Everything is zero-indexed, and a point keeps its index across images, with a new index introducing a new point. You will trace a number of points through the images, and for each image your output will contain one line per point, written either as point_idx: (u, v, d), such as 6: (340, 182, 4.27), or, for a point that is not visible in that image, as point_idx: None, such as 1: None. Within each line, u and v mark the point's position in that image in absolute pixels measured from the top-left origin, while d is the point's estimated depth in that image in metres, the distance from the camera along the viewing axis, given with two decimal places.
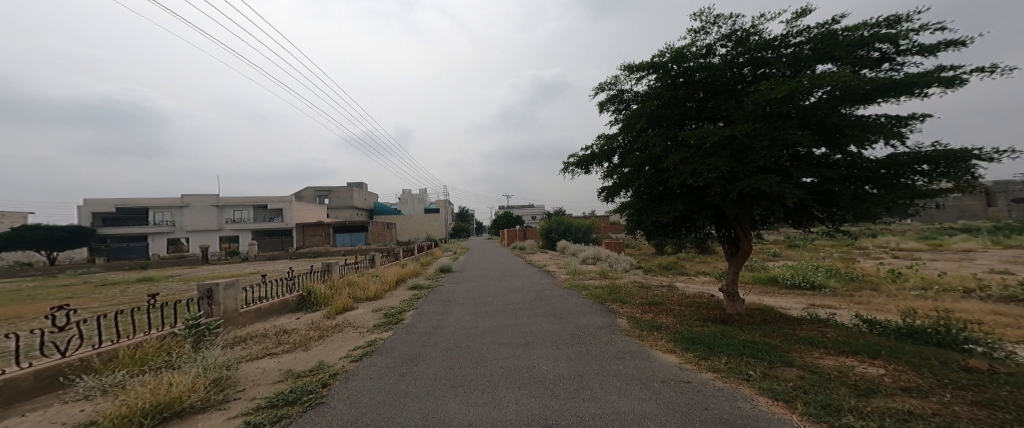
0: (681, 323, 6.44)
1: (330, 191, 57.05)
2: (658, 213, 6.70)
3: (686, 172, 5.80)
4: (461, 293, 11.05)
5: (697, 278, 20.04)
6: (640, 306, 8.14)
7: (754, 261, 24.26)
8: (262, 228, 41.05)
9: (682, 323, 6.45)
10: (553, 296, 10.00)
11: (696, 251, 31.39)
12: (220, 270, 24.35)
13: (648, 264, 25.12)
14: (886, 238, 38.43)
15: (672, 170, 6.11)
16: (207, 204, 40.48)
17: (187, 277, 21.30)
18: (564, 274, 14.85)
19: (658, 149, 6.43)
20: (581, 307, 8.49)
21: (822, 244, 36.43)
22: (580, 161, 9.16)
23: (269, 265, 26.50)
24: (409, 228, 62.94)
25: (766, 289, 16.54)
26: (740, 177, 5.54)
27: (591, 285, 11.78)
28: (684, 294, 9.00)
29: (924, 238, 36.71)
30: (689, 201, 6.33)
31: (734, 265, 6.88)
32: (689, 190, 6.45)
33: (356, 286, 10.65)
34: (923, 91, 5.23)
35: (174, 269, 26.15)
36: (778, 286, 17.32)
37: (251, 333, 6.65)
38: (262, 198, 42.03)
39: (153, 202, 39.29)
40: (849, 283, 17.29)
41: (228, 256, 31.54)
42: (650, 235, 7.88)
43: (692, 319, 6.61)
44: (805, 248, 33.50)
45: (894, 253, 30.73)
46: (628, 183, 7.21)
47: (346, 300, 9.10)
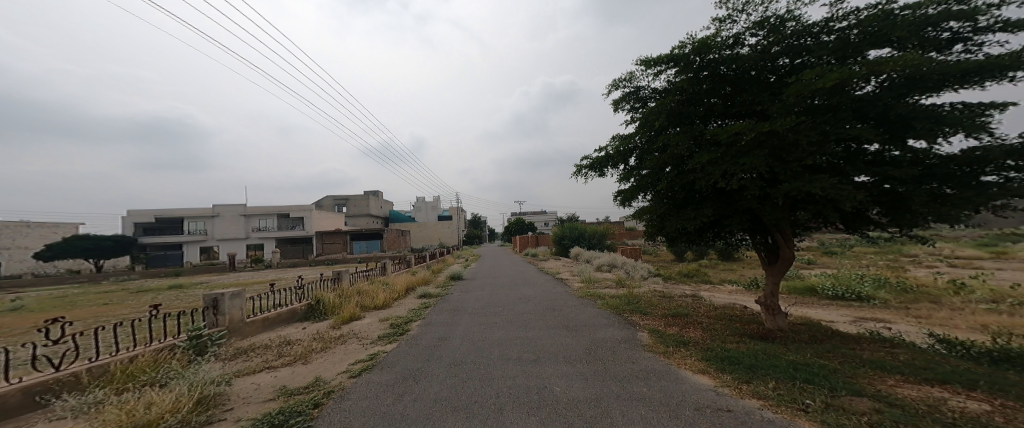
0: (712, 338, 5.68)
1: (352, 200, 58.12)
2: (683, 218, 5.95)
3: (717, 173, 5.04)
4: (472, 302, 10.53)
5: (728, 287, 18.83)
6: (664, 318, 7.37)
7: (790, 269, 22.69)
8: (289, 237, 42.10)
9: (714, 338, 5.68)
10: (569, 306, 9.38)
11: (724, 259, 29.81)
12: (244, 278, 24.89)
13: (672, 272, 23.93)
14: (938, 245, 35.46)
15: (700, 171, 5.37)
16: (238, 214, 41.92)
17: (211, 284, 21.82)
18: (582, 282, 14.14)
19: (681, 149, 5.69)
20: (599, 318, 7.80)
21: (865, 252, 33.95)
22: (595, 163, 8.52)
23: (291, 272, 26.90)
24: (429, 236, 63.39)
25: (805, 300, 15.24)
26: (783, 178, 4.76)
27: (611, 294, 11.03)
28: (713, 304, 8.17)
29: (982, 245, 33.63)
30: (719, 205, 5.55)
31: (772, 276, 6.00)
32: (719, 193, 5.67)
33: (365, 295, 10.34)
34: (1010, 75, 4.28)
35: (203, 276, 26.98)
36: (818, 297, 15.95)
37: (253, 345, 6.33)
38: (285, 206, 43.05)
39: (188, 212, 41.02)
40: (901, 294, 15.72)
41: (255, 263, 32.36)
42: (674, 242, 7.12)
43: (725, 334, 5.82)
44: (845, 255, 31.25)
45: (948, 261, 28.19)
46: (649, 186, 6.49)
47: (354, 310, 8.77)
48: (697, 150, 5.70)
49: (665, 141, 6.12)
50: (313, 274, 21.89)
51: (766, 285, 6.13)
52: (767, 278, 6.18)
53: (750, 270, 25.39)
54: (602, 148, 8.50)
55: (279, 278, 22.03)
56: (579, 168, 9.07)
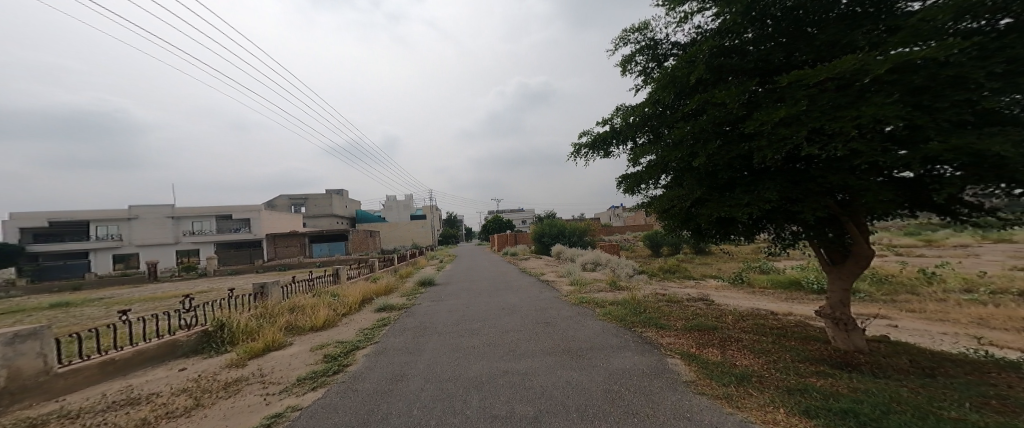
0: (779, 368, 4.04)
1: (309, 200, 53.56)
2: (727, 203, 4.33)
3: (798, 133, 3.43)
4: (443, 317, 8.50)
5: (710, 284, 18.08)
6: (691, 335, 5.72)
7: (764, 263, 22.47)
8: (232, 241, 37.53)
9: (781, 367, 4.04)
10: (563, 320, 7.59)
11: (697, 255, 29.45)
12: (163, 289, 21.09)
13: (651, 269, 22.88)
14: (880, 235, 37.57)
15: (763, 135, 3.76)
16: (162, 216, 36.85)
17: (117, 299, 18.10)
18: (568, 285, 12.37)
19: (735, 107, 4.10)
20: (605, 337, 6.07)
21: None
22: (595, 141, 6.87)
23: (225, 281, 23.40)
24: (389, 237, 59.78)
25: (793, 296, 14.53)
26: (923, 138, 3.15)
27: (606, 300, 9.35)
28: (738, 313, 6.70)
29: (914, 233, 36.10)
30: (788, 183, 3.94)
31: (839, 281, 4.50)
32: (784, 168, 4.09)
33: (302, 312, 8.11)
34: None
35: (112, 289, 22.72)
36: (805, 293, 15.37)
37: (53, 413, 3.98)
38: (224, 207, 38.67)
39: (99, 215, 35.55)
40: (881, 286, 15.43)
41: (185, 272, 28.04)
42: (702, 238, 5.56)
43: (791, 360, 4.23)
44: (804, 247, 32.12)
45: (902, 249, 29.35)
46: (675, 164, 4.87)
47: (278, 337, 6.48)
48: (754, 109, 4.10)
49: (700, 103, 4.55)
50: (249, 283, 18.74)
51: (829, 293, 4.62)
52: (827, 285, 4.68)
53: (722, 264, 25.11)
54: (605, 121, 6.88)
55: (205, 288, 18.63)
56: (575, 148, 7.47)
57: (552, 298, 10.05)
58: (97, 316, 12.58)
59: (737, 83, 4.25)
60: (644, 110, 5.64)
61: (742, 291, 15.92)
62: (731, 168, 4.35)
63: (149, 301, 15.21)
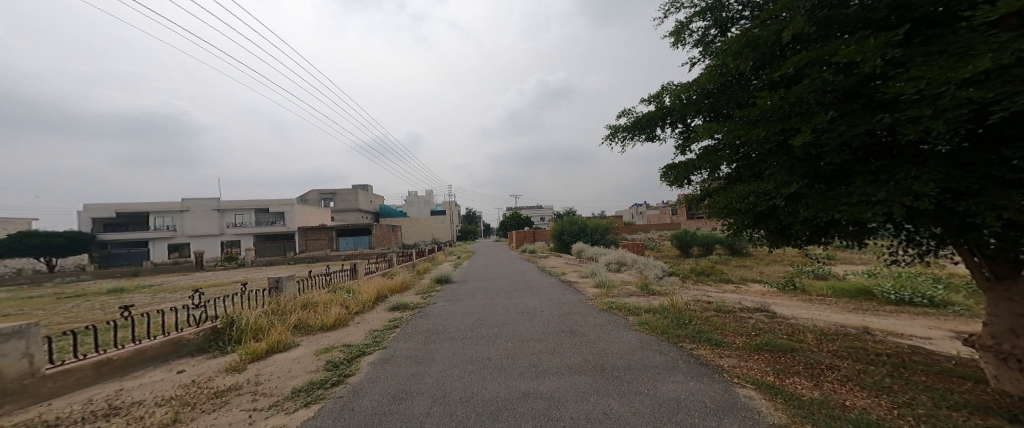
0: (930, 424, 2.89)
1: (339, 195, 55.04)
2: (840, 197, 3.16)
3: (1016, 94, 2.29)
4: (458, 319, 7.83)
5: (757, 289, 16.40)
6: (755, 356, 4.63)
7: (819, 266, 20.33)
8: (268, 233, 39.34)
9: (934, 423, 2.89)
10: (591, 329, 6.65)
11: (734, 256, 27.37)
12: (198, 279, 21.92)
13: (683, 270, 21.30)
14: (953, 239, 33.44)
15: (931, 100, 2.65)
16: (210, 209, 38.92)
17: (155, 287, 18.88)
18: (596, 287, 11.34)
19: (871, 65, 2.98)
20: (642, 354, 5.11)
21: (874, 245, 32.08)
22: (636, 124, 5.82)
23: (261, 272, 24.05)
24: (421, 232, 60.55)
25: (858, 306, 12.79)
26: None
27: (643, 305, 8.32)
28: (814, 331, 5.49)
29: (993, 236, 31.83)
30: (946, 168, 2.82)
31: (1007, 303, 3.60)
32: (940, 150, 2.97)
33: (313, 309, 7.83)
34: None
35: (159, 276, 24.03)
36: (874, 302, 13.51)
37: (25, 423, 3.50)
38: (264, 201, 40.56)
39: (155, 207, 38.00)
40: (973, 297, 13.30)
41: (226, 262, 29.34)
42: (777, 242, 4.37)
43: (947, 415, 3.04)
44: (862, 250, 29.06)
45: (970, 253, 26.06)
46: (753, 145, 3.74)
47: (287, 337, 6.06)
48: (892, 69, 2.99)
49: (799, 66, 3.44)
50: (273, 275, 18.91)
51: (992, 318, 3.72)
52: (987, 308, 3.79)
53: (767, 267, 23.07)
54: (650, 101, 5.80)
55: (232, 280, 19.00)
56: (612, 131, 6.42)
57: (577, 301, 9.15)
58: (126, 306, 12.81)
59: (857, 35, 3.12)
60: (706, 84, 4.55)
61: (790, 298, 14.23)
62: (847, 150, 3.23)
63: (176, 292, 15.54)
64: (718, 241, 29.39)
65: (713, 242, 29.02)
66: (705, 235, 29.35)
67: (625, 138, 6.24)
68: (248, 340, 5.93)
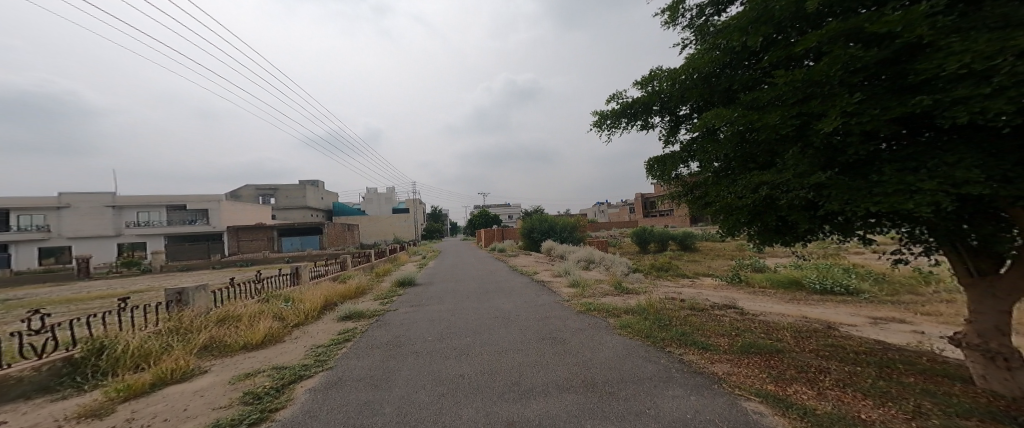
0: None
1: (277, 192, 50.49)
2: (874, 188, 2.93)
3: None
4: (422, 329, 6.95)
5: (710, 284, 17.11)
6: (745, 360, 4.37)
7: (762, 261, 21.72)
8: (183, 233, 34.85)
9: None
10: (573, 337, 6.16)
11: (685, 252, 28.72)
12: (101, 288, 18.72)
13: (642, 267, 21.84)
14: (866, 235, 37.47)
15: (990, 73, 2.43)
16: (100, 206, 33.76)
17: (46, 299, 15.87)
18: (567, 287, 10.95)
19: (914, 37, 2.69)
20: (635, 367, 4.67)
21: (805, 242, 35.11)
22: (626, 109, 5.80)
23: (181, 278, 21.15)
24: (369, 231, 57.28)
25: (803, 299, 13.61)
26: None
27: (620, 306, 8.01)
28: (798, 329, 5.40)
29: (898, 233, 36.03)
30: (984, 155, 2.61)
31: (990, 300, 3.48)
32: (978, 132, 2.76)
33: (236, 327, 6.68)
34: None
35: (33, 288, 20.07)
36: (807, 293, 14.53)
37: None
38: (180, 197, 36.01)
39: (22, 204, 31.79)
40: (881, 284, 14.63)
41: (127, 267, 25.34)
42: (772, 241, 4.08)
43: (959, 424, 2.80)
44: None
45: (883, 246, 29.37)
46: (765, 131, 3.52)
47: (187, 360, 5.42)
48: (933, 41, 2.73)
49: (829, 40, 3.17)
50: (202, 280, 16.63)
51: (975, 315, 3.60)
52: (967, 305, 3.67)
53: (715, 262, 24.34)
54: (640, 87, 5.71)
55: (149, 287, 16.44)
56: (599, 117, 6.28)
57: (553, 304, 8.65)
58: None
59: (892, 5, 2.89)
60: (707, 65, 4.47)
61: (744, 292, 14.90)
62: (883, 132, 2.99)
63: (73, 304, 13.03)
64: (671, 238, 30.74)
65: (667, 239, 30.34)
66: (660, 232, 30.57)
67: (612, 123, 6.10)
68: (124, 369, 5.21)
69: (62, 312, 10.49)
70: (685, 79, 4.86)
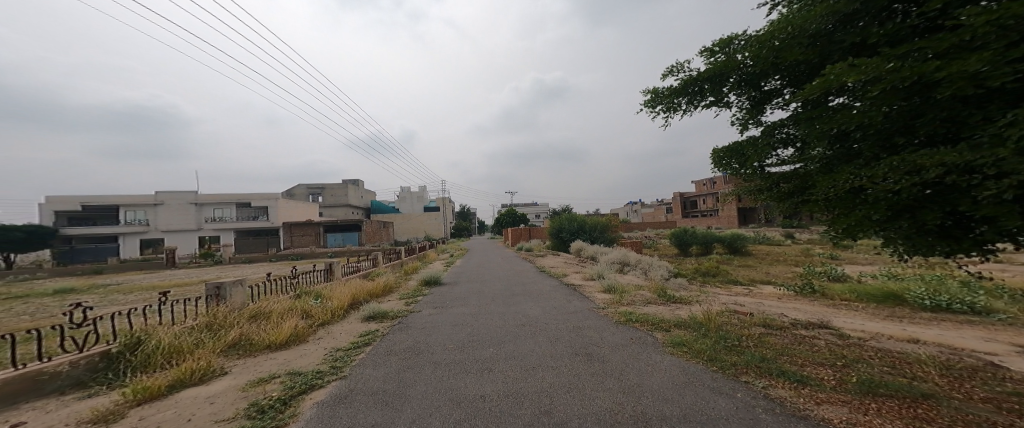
0: None
1: (328, 190, 53.14)
2: None
3: None
4: (445, 335, 6.27)
5: (769, 293, 15.20)
6: (871, 407, 3.17)
7: (831, 267, 19.22)
8: (248, 228, 37.57)
9: None
10: (611, 353, 5.21)
11: (735, 255, 26.30)
12: (158, 280, 19.93)
13: (686, 271, 19.94)
14: None
15: None
16: (185, 202, 37.08)
17: (110, 288, 17.01)
18: (603, 292, 9.86)
19: None
20: (698, 397, 3.62)
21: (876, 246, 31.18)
22: (688, 86, 4.60)
23: (234, 271, 22.23)
24: (412, 228, 58.86)
25: (889, 314, 11.57)
26: None
27: (666, 318, 6.88)
28: (927, 365, 4.03)
29: None
30: None
31: None
32: None
33: (264, 322, 6.37)
34: None
35: (122, 275, 22.11)
36: (900, 308, 12.35)
37: None
38: (244, 195, 38.73)
39: (122, 200, 35.83)
40: (1009, 302, 12.09)
41: (201, 258, 27.51)
42: (919, 249, 2.86)
43: None
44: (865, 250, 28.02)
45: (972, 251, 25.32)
46: (953, 90, 2.30)
47: (210, 359, 4.96)
48: None
49: None
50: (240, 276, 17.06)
51: None
52: None
53: (772, 267, 21.96)
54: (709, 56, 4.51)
55: (192, 282, 17.08)
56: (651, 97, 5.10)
57: (588, 311, 7.74)
58: (52, 313, 10.88)
59: None
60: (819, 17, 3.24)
61: (814, 304, 12.97)
62: None
63: (122, 296, 13.58)
64: (718, 241, 28.20)
65: (712, 241, 27.89)
66: (704, 234, 28.19)
67: (671, 104, 4.92)
68: (152, 368, 4.77)
69: (109, 304, 10.82)
70: (779, 40, 3.63)
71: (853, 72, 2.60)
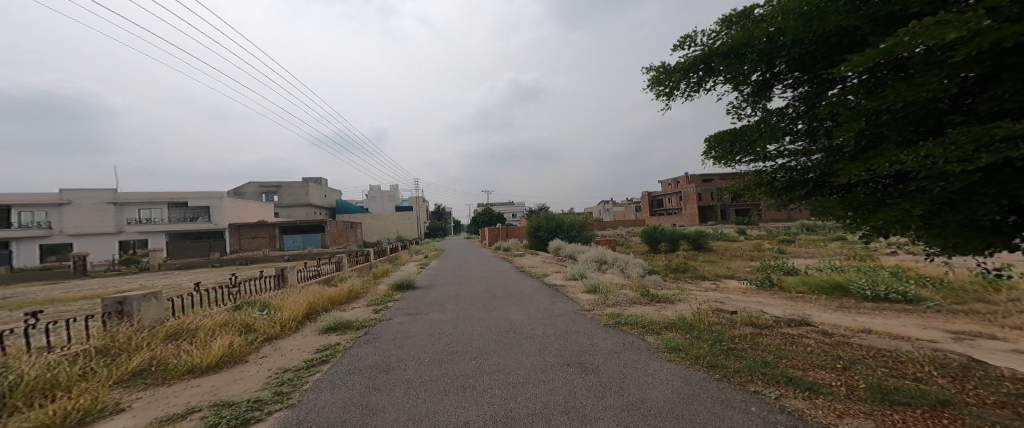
0: None
1: (282, 189, 49.89)
2: None
3: None
4: (417, 346, 5.61)
5: (737, 288, 15.61)
6: (894, 417, 2.93)
7: (789, 261, 20.16)
8: (187, 231, 34.28)
9: None
10: (606, 363, 4.78)
11: (700, 251, 27.18)
12: (81, 288, 17.56)
13: (657, 268, 20.18)
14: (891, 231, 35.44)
15: None
16: (100, 202, 33.15)
17: (28, 299, 14.93)
18: (586, 293, 9.50)
19: None
20: (709, 414, 3.25)
21: (826, 240, 33.28)
22: (693, 64, 4.75)
23: (175, 277, 20.17)
24: (374, 229, 56.41)
25: (849, 306, 12.08)
26: None
27: (656, 319, 6.62)
28: (927, 365, 3.91)
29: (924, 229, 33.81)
30: None
31: None
32: None
33: (197, 342, 5.37)
34: None
35: (31, 286, 19.34)
36: (857, 299, 12.96)
37: None
38: (184, 194, 35.43)
39: (34, 200, 31.74)
40: (949, 290, 12.98)
41: (131, 265, 24.69)
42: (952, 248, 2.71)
43: None
44: (817, 244, 29.79)
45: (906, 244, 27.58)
46: None
47: (97, 394, 4.03)
48: None
49: None
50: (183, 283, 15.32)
51: None
52: None
53: (736, 262, 22.79)
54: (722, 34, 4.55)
55: (123, 291, 15.13)
56: (659, 75, 5.25)
57: (573, 314, 7.32)
58: None
59: None
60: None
61: (780, 298, 13.42)
62: None
63: (39, 309, 11.84)
64: (683, 238, 29.02)
65: (678, 238, 28.68)
66: (671, 231, 28.94)
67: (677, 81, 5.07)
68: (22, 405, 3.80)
69: (19, 320, 9.31)
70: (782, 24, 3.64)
71: (951, 27, 2.24)
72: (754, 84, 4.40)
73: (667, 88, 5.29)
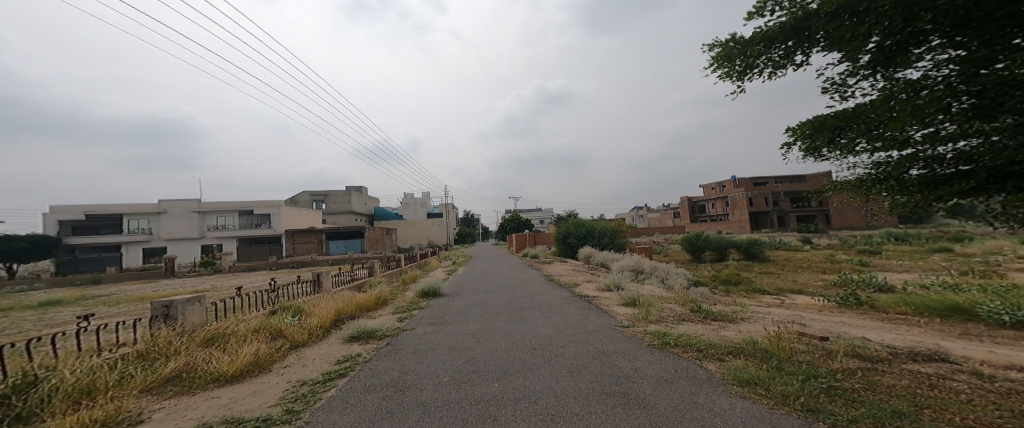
0: None
1: (333, 197, 52.73)
2: None
3: None
4: (436, 362, 4.99)
5: (803, 303, 13.67)
6: None
7: (867, 274, 17.54)
8: (252, 236, 37.09)
9: None
10: (654, 394, 3.88)
11: (754, 261, 24.67)
12: (145, 289, 18.94)
13: (704, 279, 18.32)
14: (989, 240, 30.46)
15: None
16: (188, 211, 36.67)
17: (96, 299, 16.16)
18: (624, 306, 8.46)
19: None
20: None
21: (905, 250, 29.19)
22: (778, 35, 3.83)
23: (229, 280, 21.36)
24: (416, 235, 58.09)
25: (954, 330, 10.01)
26: None
27: (713, 340, 5.52)
28: None
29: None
30: None
31: None
32: None
33: (224, 347, 5.12)
34: None
35: (120, 285, 21.50)
36: (963, 323, 10.76)
37: None
38: (249, 202, 38.33)
39: (127, 209, 35.62)
40: None
41: (203, 268, 26.83)
42: None
43: None
44: (894, 255, 26.12)
45: (1012, 254, 23.29)
46: None
47: (121, 403, 3.62)
48: None
49: None
50: (226, 288, 15.88)
51: None
52: None
53: (798, 273, 20.34)
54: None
55: (176, 293, 15.93)
56: (728, 51, 4.26)
57: (607, 329, 6.42)
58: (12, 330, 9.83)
59: None
60: None
61: (860, 317, 11.47)
62: None
63: (97, 309, 12.54)
64: (733, 246, 26.55)
65: (728, 246, 26.25)
66: (716, 238, 26.55)
67: (753, 59, 4.13)
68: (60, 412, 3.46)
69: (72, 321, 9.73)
70: None
71: None
72: (868, 54, 3.35)
73: (740, 66, 4.31)
